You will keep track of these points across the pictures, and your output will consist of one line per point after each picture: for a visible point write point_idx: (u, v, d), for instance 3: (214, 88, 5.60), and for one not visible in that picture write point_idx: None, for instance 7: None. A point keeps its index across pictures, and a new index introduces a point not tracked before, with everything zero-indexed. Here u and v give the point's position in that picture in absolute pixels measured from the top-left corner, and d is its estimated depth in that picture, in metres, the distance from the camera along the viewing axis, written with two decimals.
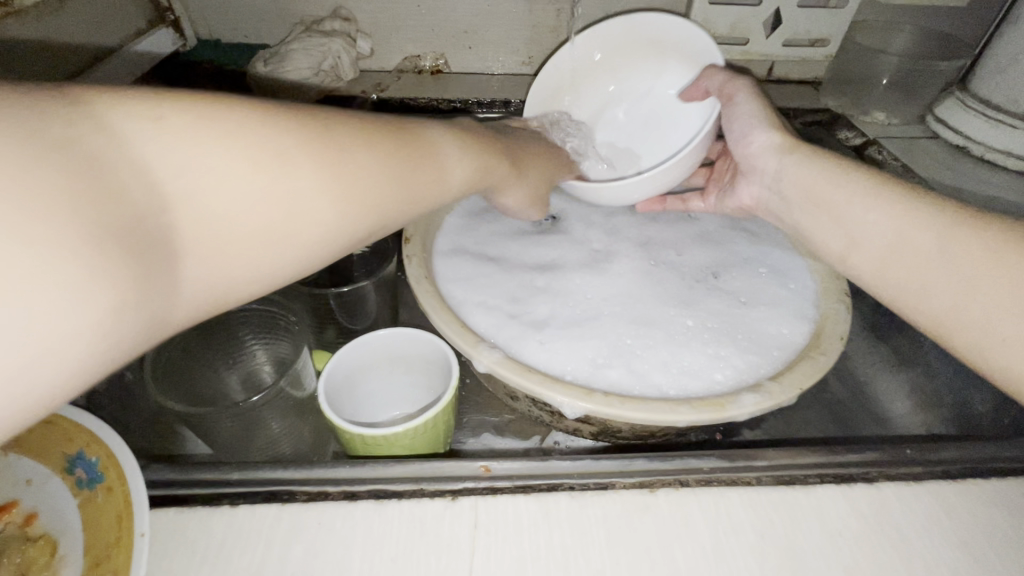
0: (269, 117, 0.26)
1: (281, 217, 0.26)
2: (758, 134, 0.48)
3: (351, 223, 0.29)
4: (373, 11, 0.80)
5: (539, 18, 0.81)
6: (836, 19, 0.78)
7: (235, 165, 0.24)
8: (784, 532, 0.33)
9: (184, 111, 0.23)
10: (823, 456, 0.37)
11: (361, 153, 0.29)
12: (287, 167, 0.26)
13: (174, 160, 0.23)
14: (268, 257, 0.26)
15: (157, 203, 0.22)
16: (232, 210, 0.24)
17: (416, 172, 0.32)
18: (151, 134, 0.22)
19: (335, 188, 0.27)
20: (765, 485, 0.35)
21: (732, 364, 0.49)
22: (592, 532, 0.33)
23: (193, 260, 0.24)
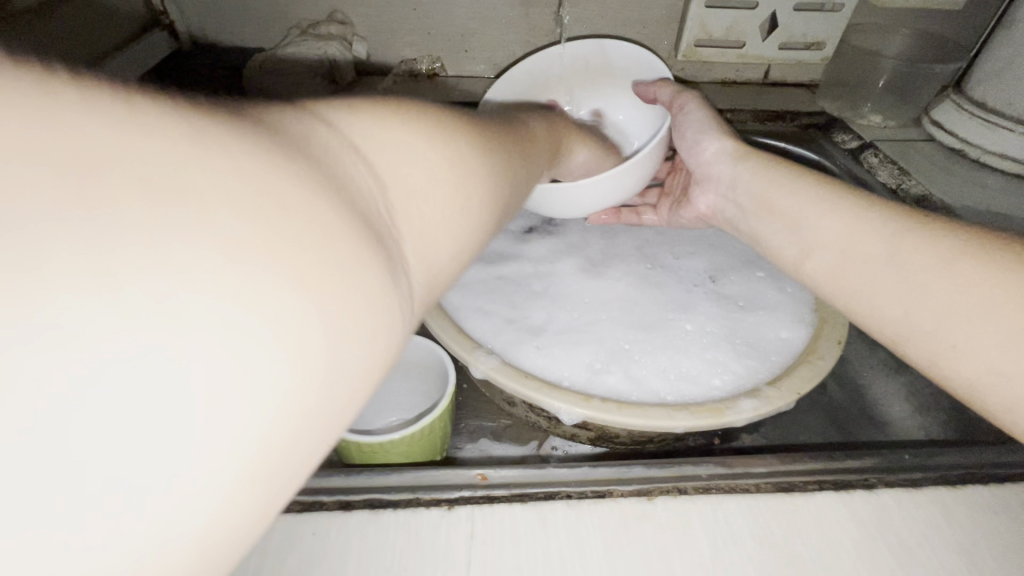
0: (421, 104, 0.25)
1: (473, 191, 0.24)
2: (709, 142, 0.50)
3: (512, 192, 0.28)
4: (369, 15, 0.80)
5: (535, 22, 0.81)
6: (832, 22, 0.78)
7: (431, 140, 0.23)
8: (784, 539, 0.33)
9: (365, 105, 0.22)
10: (822, 462, 0.36)
11: (496, 129, 0.29)
12: (465, 142, 0.24)
13: (380, 139, 0.21)
14: (473, 236, 0.24)
15: (388, 184, 0.20)
16: (442, 183, 0.22)
17: (528, 148, 0.33)
18: (359, 120, 0.21)
19: (499, 157, 0.27)
20: (764, 491, 0.35)
21: (729, 369, 0.48)
22: (589, 541, 0.32)
23: (422, 242, 0.21)
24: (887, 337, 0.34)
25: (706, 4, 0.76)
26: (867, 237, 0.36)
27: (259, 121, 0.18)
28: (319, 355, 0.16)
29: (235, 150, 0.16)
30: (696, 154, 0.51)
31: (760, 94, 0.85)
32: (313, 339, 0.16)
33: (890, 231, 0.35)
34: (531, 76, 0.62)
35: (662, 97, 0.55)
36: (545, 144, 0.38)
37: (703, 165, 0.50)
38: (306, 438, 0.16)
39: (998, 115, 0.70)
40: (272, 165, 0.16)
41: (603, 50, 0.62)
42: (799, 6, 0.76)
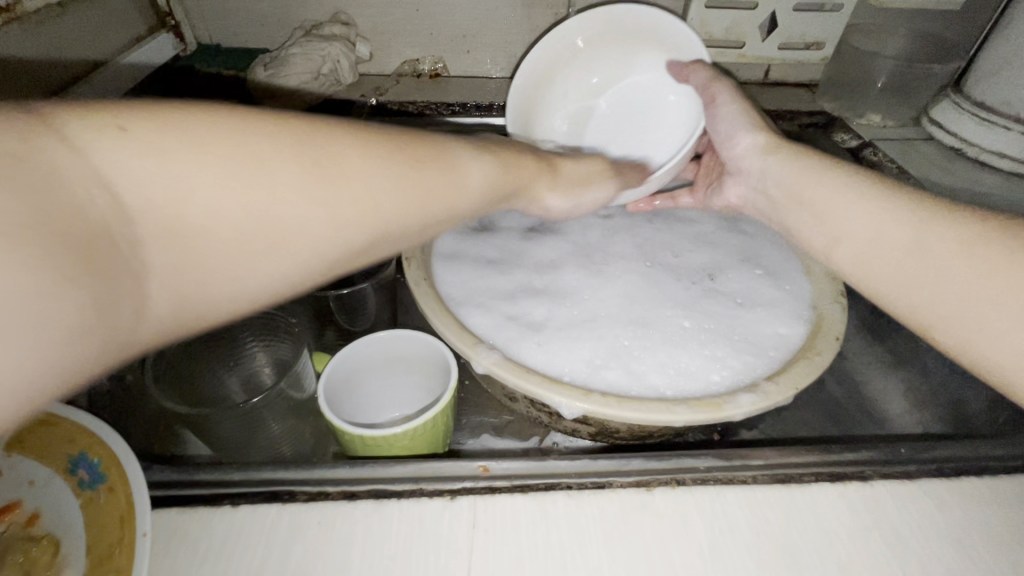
0: (243, 126, 0.25)
1: (251, 224, 0.25)
2: (739, 135, 0.50)
3: (341, 237, 0.27)
4: (372, 16, 0.81)
5: (536, 21, 0.82)
6: (831, 23, 0.79)
7: (211, 177, 0.24)
8: (780, 530, 0.33)
9: (152, 124, 0.23)
10: (819, 455, 0.37)
11: (353, 163, 0.28)
12: (260, 181, 0.25)
13: (145, 172, 0.22)
14: (243, 267, 0.25)
15: (127, 220, 0.22)
16: (205, 225, 0.24)
17: (418, 181, 0.30)
18: (135, 150, 0.22)
19: (326, 199, 0.26)
20: (761, 483, 0.35)
21: (728, 365, 0.49)
22: (589, 531, 0.33)
23: (161, 277, 0.23)
24: (921, 325, 0.35)
25: (706, 5, 0.77)
26: (891, 230, 0.36)
27: (14, 152, 0.20)
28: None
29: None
30: (727, 148, 0.51)
31: (760, 93, 0.86)
32: None
33: (909, 225, 0.36)
34: (562, 61, 0.62)
35: (694, 84, 0.54)
36: (476, 192, 0.35)
37: (733, 159, 0.51)
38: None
39: (996, 114, 0.70)
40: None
41: (634, 18, 0.59)
42: (798, 6, 0.77)
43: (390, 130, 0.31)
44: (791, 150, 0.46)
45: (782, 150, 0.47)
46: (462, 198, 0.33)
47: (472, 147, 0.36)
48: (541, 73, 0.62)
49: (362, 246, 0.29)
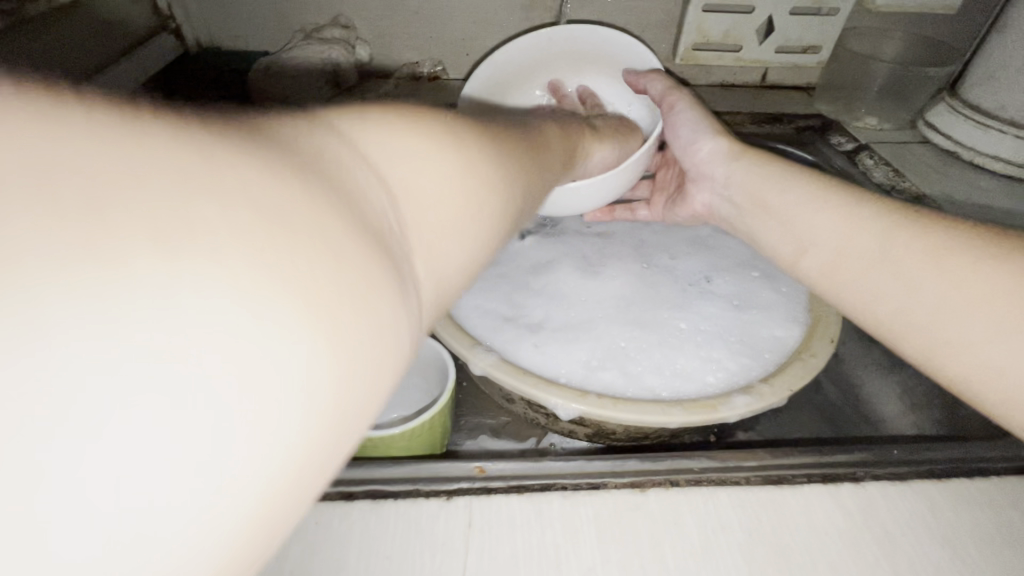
0: (441, 114, 0.23)
1: (485, 199, 0.22)
2: (704, 143, 0.51)
3: (528, 206, 0.26)
4: (372, 19, 0.82)
5: (535, 25, 0.82)
6: (828, 26, 0.79)
7: (446, 153, 0.21)
8: (773, 529, 0.34)
9: (376, 110, 0.21)
10: (811, 456, 0.37)
11: (512, 140, 0.27)
12: (477, 154, 0.22)
13: (399, 149, 0.19)
14: (487, 253, 0.22)
15: (400, 200, 0.19)
16: (459, 200, 0.21)
17: (545, 164, 0.30)
18: (378, 132, 0.19)
19: (516, 166, 0.25)
20: (754, 484, 0.36)
21: (723, 367, 0.49)
22: (584, 531, 0.33)
23: (436, 261, 0.20)
24: (881, 331, 0.35)
25: (703, 8, 0.77)
26: (859, 238, 0.37)
27: (269, 134, 0.16)
28: (336, 386, 0.14)
29: (239, 165, 0.14)
30: (691, 153, 0.52)
31: (757, 96, 0.86)
32: (316, 378, 0.14)
33: (874, 234, 0.36)
34: (517, 69, 0.65)
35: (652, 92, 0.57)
36: (563, 161, 0.36)
37: (698, 164, 0.52)
38: (321, 468, 0.14)
39: (993, 118, 0.71)
40: (281, 183, 0.15)
41: (585, 35, 0.64)
42: (795, 10, 0.77)
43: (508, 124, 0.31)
44: (757, 156, 0.48)
45: (747, 156, 0.48)
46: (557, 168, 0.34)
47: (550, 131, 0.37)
48: (500, 74, 0.64)
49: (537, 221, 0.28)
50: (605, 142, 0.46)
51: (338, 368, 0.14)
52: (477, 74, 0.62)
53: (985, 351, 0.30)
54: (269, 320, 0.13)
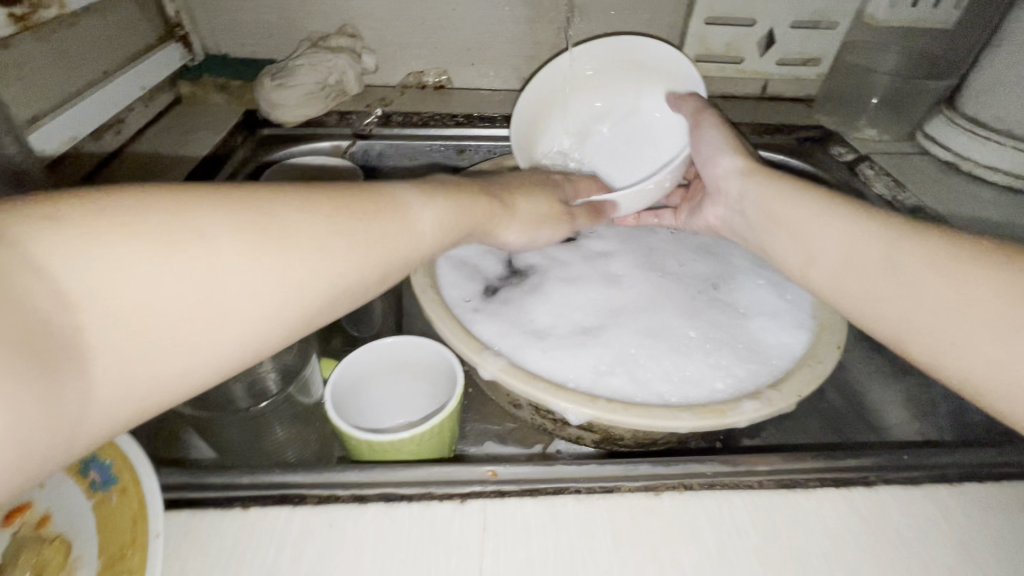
0: (186, 200, 0.26)
1: (200, 294, 0.25)
2: (721, 157, 0.51)
3: (296, 292, 0.28)
4: (379, 28, 0.83)
5: (540, 37, 0.83)
6: (826, 40, 0.81)
7: (150, 254, 0.24)
8: (787, 533, 0.34)
9: (93, 209, 0.23)
10: (822, 460, 0.37)
11: (298, 220, 0.28)
12: (201, 248, 0.25)
13: (87, 256, 0.23)
14: (204, 339, 0.25)
15: (67, 302, 0.22)
16: (148, 299, 0.24)
17: (365, 232, 0.31)
18: (62, 238, 0.22)
19: (270, 254, 0.27)
20: (767, 487, 0.36)
21: (731, 373, 0.49)
22: (599, 535, 0.33)
23: (114, 354, 0.23)
24: (892, 335, 0.36)
25: (705, 21, 0.79)
26: (865, 246, 0.37)
27: None
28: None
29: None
30: (708, 169, 0.52)
31: (758, 107, 0.87)
32: None
33: (878, 245, 0.37)
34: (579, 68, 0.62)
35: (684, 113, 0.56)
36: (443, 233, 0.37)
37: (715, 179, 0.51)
38: None
39: (989, 129, 0.72)
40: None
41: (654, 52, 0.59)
42: (795, 23, 0.79)
43: (342, 187, 0.32)
44: (769, 174, 0.47)
45: (761, 174, 0.48)
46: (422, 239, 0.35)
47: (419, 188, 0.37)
48: (546, 91, 0.62)
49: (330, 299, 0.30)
50: (515, 221, 0.46)
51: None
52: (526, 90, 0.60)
53: (984, 348, 0.30)
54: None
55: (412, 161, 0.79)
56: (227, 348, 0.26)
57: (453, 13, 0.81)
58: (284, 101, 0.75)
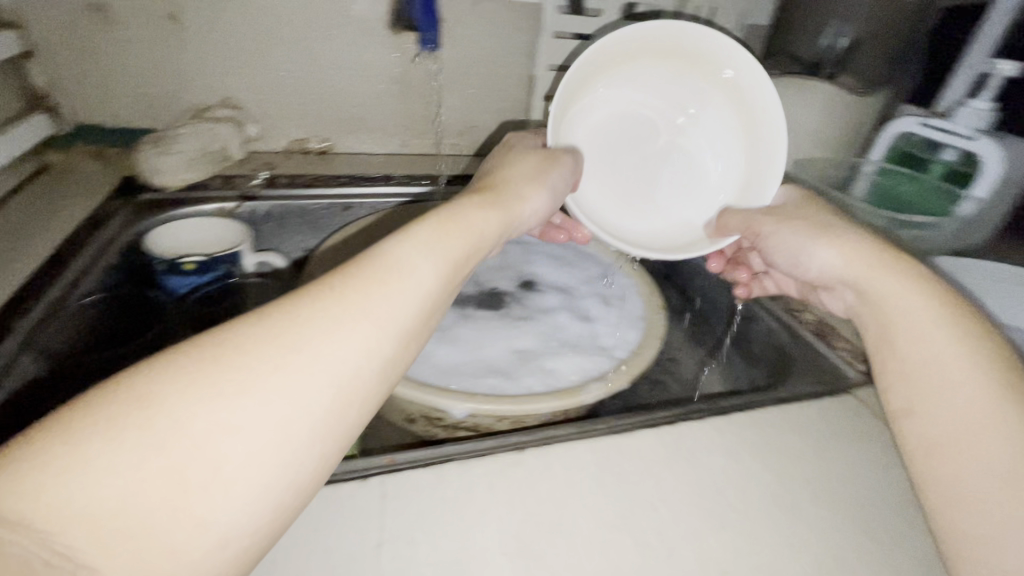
0: (138, 389, 0.27)
1: (190, 463, 0.26)
2: (816, 255, 0.54)
3: (290, 411, 0.30)
4: (260, 101, 0.90)
5: (412, 109, 0.96)
6: None
7: (121, 456, 0.25)
8: (617, 462, 0.44)
9: (48, 443, 0.25)
10: (643, 413, 0.50)
11: (259, 344, 0.30)
12: (168, 425, 0.26)
13: (59, 484, 0.24)
14: (214, 499, 0.27)
15: (42, 531, 0.23)
16: (129, 484, 0.25)
17: (341, 326, 0.33)
18: (17, 473, 0.24)
19: (247, 398, 0.29)
20: (604, 434, 0.47)
21: (580, 367, 0.63)
22: (477, 485, 0.42)
23: (123, 559, 0.24)
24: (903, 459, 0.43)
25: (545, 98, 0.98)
26: (985, 437, 0.38)
27: None
28: None
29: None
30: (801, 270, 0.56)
31: None
32: None
33: (998, 440, 0.37)
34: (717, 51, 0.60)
35: (732, 226, 0.61)
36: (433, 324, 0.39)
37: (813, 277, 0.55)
38: None
39: None
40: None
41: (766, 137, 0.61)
42: None
43: (306, 295, 0.34)
44: (876, 257, 0.49)
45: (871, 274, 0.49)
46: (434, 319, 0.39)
47: (389, 243, 0.39)
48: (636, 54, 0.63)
49: (324, 396, 0.31)
50: (495, 208, 0.50)
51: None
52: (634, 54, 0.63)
53: None
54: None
55: (301, 218, 0.87)
56: (244, 496, 0.28)
57: (330, 89, 0.91)
58: (164, 167, 0.79)
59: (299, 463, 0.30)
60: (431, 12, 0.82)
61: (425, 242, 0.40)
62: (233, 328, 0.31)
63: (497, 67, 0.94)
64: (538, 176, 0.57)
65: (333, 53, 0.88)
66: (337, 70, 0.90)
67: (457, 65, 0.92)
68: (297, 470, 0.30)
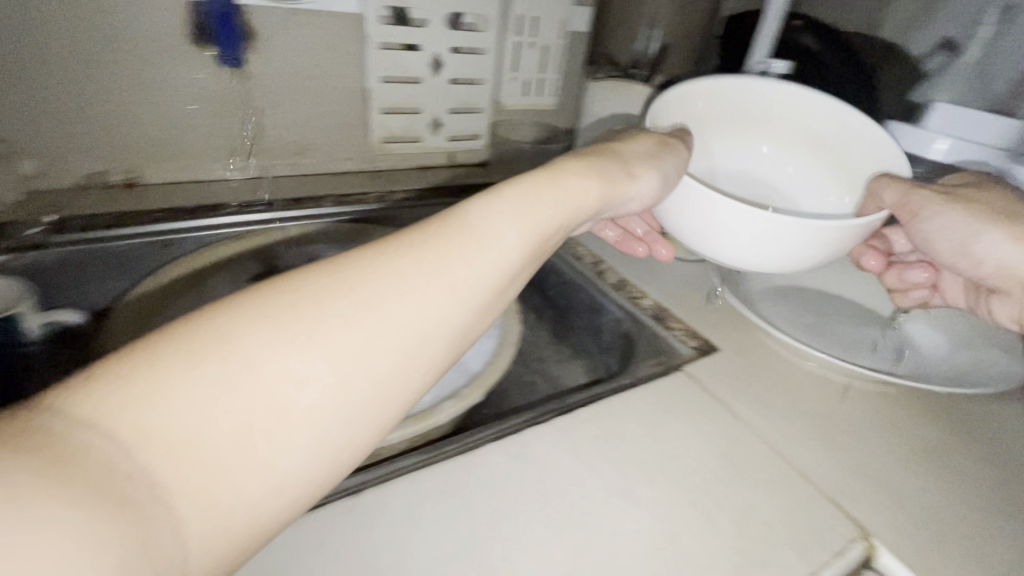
0: (223, 323, 0.28)
1: (265, 402, 0.27)
2: (995, 251, 0.56)
3: (365, 365, 0.31)
4: (32, 132, 0.75)
5: (234, 131, 0.87)
6: (480, 120, 1.04)
7: (201, 387, 0.26)
8: (462, 486, 0.43)
9: (142, 362, 0.26)
10: (490, 426, 0.49)
11: (344, 294, 0.31)
12: (247, 362, 0.27)
13: (145, 404, 0.25)
14: (282, 443, 0.28)
15: (124, 451, 0.24)
16: (207, 414, 0.26)
17: (423, 287, 0.34)
18: (104, 390, 0.24)
19: (327, 347, 0.30)
20: (450, 456, 0.46)
21: (434, 387, 0.62)
22: (306, 543, 0.38)
23: (191, 489, 0.25)
24: None
25: (381, 111, 0.94)
26: None
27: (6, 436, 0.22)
28: None
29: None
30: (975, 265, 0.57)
31: (450, 176, 1.05)
32: None
33: None
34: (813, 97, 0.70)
35: (890, 201, 0.59)
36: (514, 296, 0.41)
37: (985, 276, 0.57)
38: None
39: None
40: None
41: (842, 142, 0.71)
42: (453, 110, 0.99)
43: (394, 245, 0.35)
44: None
45: None
46: (507, 294, 0.40)
47: (484, 197, 0.41)
48: (735, 92, 0.73)
49: (397, 357, 0.32)
50: (598, 176, 0.49)
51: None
52: (730, 94, 0.73)
53: None
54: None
55: (105, 263, 0.75)
56: (310, 446, 0.29)
57: (124, 111, 0.78)
58: None
59: (358, 426, 0.31)
60: (232, 29, 0.77)
61: (513, 207, 0.41)
62: (329, 274, 0.32)
63: (326, 83, 0.88)
64: (654, 155, 0.55)
65: (116, 74, 0.75)
66: (129, 92, 0.77)
67: (278, 81, 0.85)
68: (361, 425, 0.31)
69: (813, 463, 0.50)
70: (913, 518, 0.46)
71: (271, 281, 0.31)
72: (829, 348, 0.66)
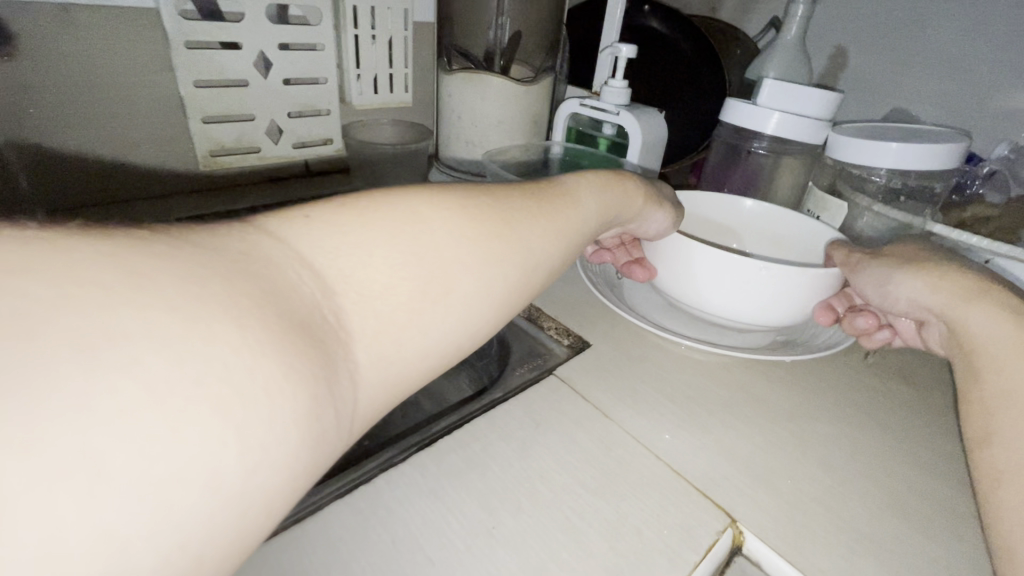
0: (407, 209, 0.35)
1: (430, 280, 0.33)
2: (904, 287, 0.55)
3: (494, 274, 0.37)
4: None
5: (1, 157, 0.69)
6: (330, 123, 0.95)
7: (391, 253, 0.32)
8: (294, 561, 0.37)
9: (351, 219, 0.32)
10: (341, 477, 0.44)
11: (487, 213, 0.38)
12: (422, 242, 0.34)
13: (347, 254, 0.31)
14: (433, 320, 0.33)
15: (325, 289, 0.29)
16: (389, 275, 0.32)
17: (535, 222, 0.41)
18: (323, 234, 0.31)
19: (474, 250, 0.36)
20: (288, 525, 0.39)
21: None
22: None
23: (368, 334, 0.30)
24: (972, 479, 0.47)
25: (203, 121, 0.81)
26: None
27: (238, 255, 0.27)
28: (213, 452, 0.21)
29: (188, 274, 0.24)
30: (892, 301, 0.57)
31: (307, 185, 0.97)
32: None
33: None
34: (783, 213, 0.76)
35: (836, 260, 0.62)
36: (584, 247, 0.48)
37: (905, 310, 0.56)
38: None
39: (464, 168, 1.06)
40: (233, 288, 0.25)
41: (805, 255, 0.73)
42: (293, 113, 0.89)
43: (522, 191, 0.43)
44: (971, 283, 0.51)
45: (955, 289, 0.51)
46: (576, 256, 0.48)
47: (574, 177, 0.50)
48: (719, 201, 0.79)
49: (512, 281, 0.38)
50: (642, 182, 0.58)
51: (256, 425, 0.23)
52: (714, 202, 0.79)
53: None
54: (195, 380, 0.21)
55: None
56: (449, 333, 0.34)
57: None
58: None
59: (476, 331, 0.36)
60: None
61: (595, 188, 0.51)
62: (479, 194, 0.39)
63: (124, 91, 0.74)
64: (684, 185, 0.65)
65: None
66: None
67: (56, 92, 0.69)
68: (477, 331, 0.36)
69: (682, 455, 0.49)
70: (776, 496, 0.46)
71: (439, 189, 0.38)
72: (689, 329, 0.68)
